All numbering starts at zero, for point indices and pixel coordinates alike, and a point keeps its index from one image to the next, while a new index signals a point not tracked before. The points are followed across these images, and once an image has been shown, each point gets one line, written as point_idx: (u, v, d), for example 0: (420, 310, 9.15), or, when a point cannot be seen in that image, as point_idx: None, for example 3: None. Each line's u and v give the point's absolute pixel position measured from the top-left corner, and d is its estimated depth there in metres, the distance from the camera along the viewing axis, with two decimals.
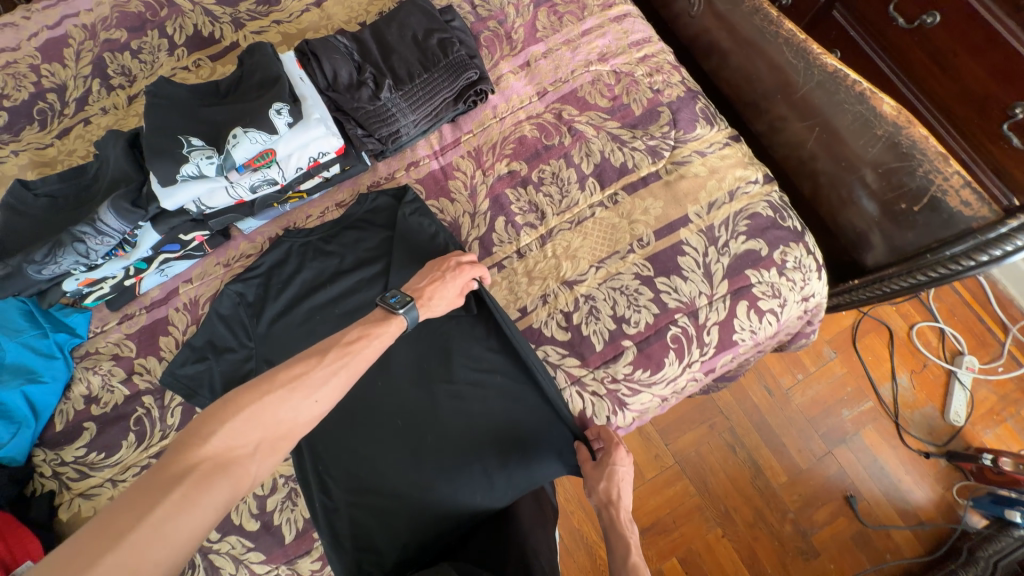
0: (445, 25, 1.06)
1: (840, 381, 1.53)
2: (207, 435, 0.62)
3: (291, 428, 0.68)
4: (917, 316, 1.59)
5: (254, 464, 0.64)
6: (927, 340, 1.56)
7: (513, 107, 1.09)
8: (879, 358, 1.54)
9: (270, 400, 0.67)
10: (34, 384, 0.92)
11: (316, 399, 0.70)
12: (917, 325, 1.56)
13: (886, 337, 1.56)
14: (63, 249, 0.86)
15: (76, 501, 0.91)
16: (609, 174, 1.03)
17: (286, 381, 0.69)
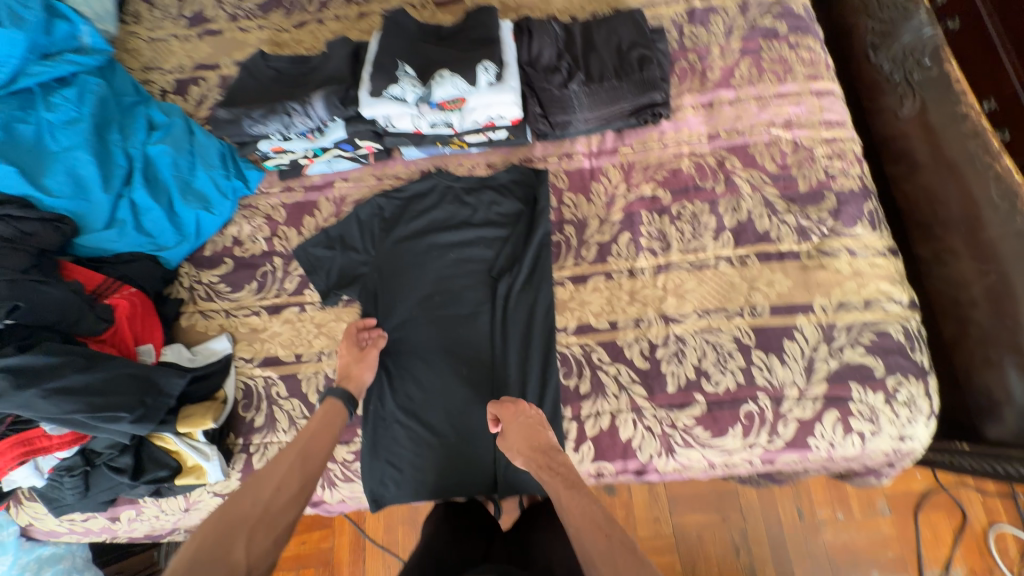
0: (650, 43, 1.11)
1: (883, 541, 1.35)
2: (190, 547, 0.68)
3: (268, 511, 0.73)
4: (1005, 517, 1.35)
5: (245, 546, 0.68)
6: (1006, 547, 1.32)
7: (681, 138, 1.11)
8: (937, 539, 1.34)
9: (231, 505, 0.73)
10: (205, 212, 1.10)
11: (279, 488, 0.77)
12: (998, 527, 1.33)
13: (956, 524, 1.35)
14: (274, 116, 1.01)
15: (195, 315, 1.08)
16: (746, 235, 1.02)
17: (246, 487, 0.75)
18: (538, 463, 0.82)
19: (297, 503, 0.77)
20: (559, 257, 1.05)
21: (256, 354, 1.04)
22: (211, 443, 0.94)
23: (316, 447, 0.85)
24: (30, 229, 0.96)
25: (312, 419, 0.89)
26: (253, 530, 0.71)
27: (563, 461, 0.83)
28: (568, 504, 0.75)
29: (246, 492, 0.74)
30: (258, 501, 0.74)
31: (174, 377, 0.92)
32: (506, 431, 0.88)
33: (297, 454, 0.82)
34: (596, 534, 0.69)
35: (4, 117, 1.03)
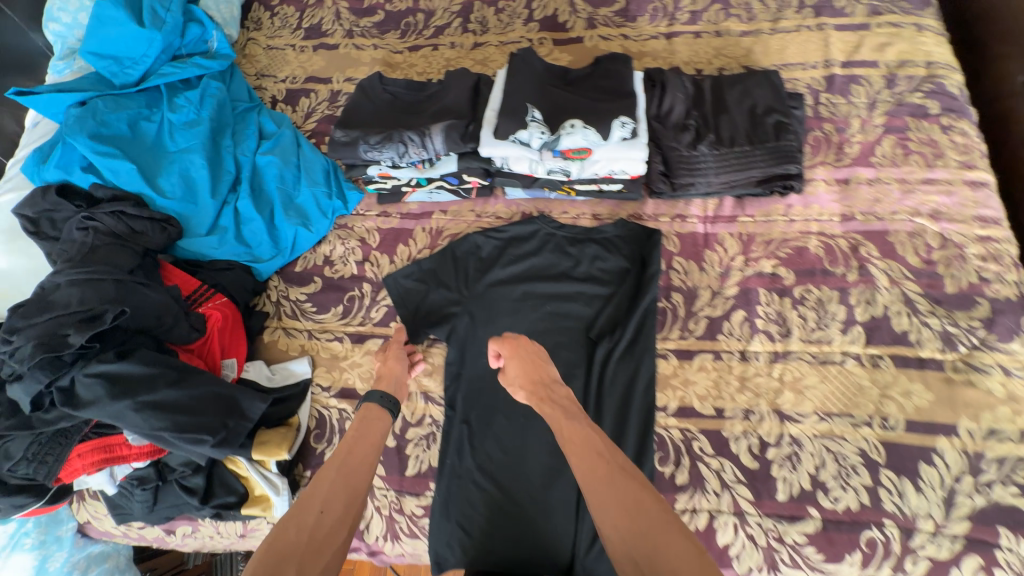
0: (788, 110, 1.03)
1: None
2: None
3: (318, 538, 0.65)
4: None
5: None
6: None
7: (809, 214, 1.03)
8: None
9: (278, 533, 0.65)
10: (303, 229, 1.08)
11: (326, 510, 0.68)
12: None
13: None
14: (389, 144, 0.99)
15: (278, 331, 1.05)
16: (880, 334, 0.92)
17: (291, 510, 0.68)
18: (537, 395, 0.83)
19: (349, 527, 0.69)
20: (663, 327, 0.98)
21: (334, 383, 1.00)
22: (281, 475, 0.90)
23: (359, 458, 0.77)
24: (140, 228, 0.96)
25: (349, 429, 0.82)
26: (303, 559, 0.63)
27: (564, 393, 0.83)
28: (567, 432, 0.76)
29: (291, 517, 0.66)
30: (304, 527, 0.66)
31: (256, 400, 0.89)
32: (506, 365, 0.89)
33: (338, 468, 0.74)
34: (590, 455, 0.71)
35: (131, 114, 1.05)
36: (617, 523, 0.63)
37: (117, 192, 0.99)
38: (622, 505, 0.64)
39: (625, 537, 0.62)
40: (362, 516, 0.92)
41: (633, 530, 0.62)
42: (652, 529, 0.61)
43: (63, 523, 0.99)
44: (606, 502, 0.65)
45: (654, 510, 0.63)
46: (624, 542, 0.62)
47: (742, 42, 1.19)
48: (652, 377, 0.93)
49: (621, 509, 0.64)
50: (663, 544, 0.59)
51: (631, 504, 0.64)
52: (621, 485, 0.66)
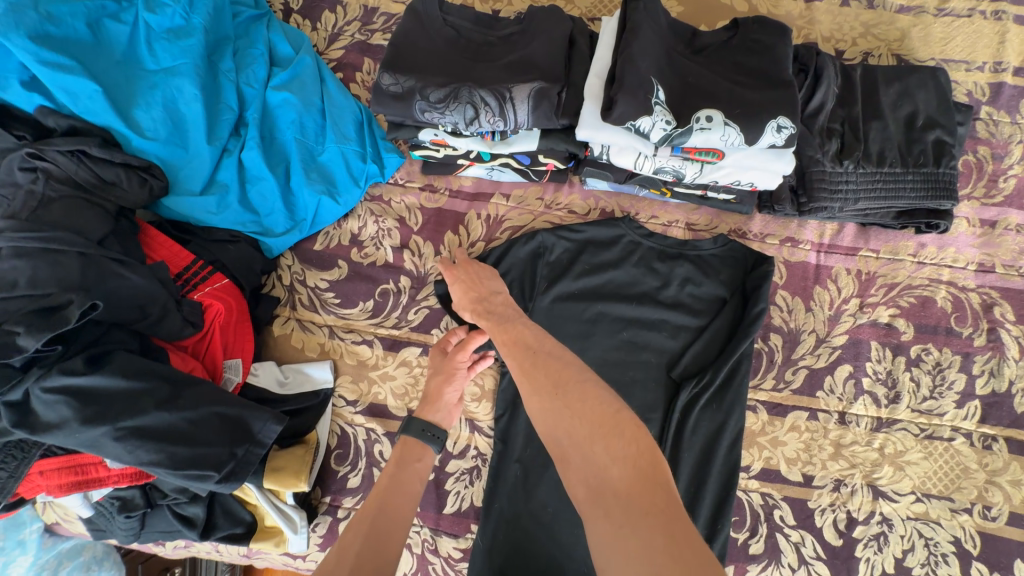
0: (953, 126, 0.83)
1: None
2: None
3: None
4: None
5: None
6: None
7: (942, 259, 0.87)
8: None
9: None
10: (328, 199, 0.85)
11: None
12: None
13: None
14: (456, 104, 0.74)
15: (292, 324, 0.86)
16: (999, 412, 0.81)
17: None
18: (477, 309, 0.74)
19: None
20: (756, 373, 0.84)
21: (361, 398, 0.83)
22: (298, 507, 0.76)
23: (393, 515, 0.60)
24: (111, 177, 0.72)
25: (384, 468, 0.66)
26: None
27: (502, 303, 0.74)
28: (501, 337, 0.68)
29: None
30: None
31: (270, 422, 0.71)
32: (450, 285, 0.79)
33: (368, 533, 0.56)
34: (517, 353, 0.64)
35: (91, 6, 0.75)
36: (540, 410, 0.57)
37: (76, 123, 0.73)
38: (544, 389, 0.57)
39: (551, 422, 0.56)
40: None
41: (558, 414, 0.55)
42: (574, 399, 0.55)
43: (25, 525, 0.84)
44: (530, 393, 0.59)
45: (579, 385, 0.56)
46: (546, 425, 0.56)
47: (898, 21, 0.94)
48: (738, 434, 0.80)
49: (543, 392, 0.58)
50: (584, 419, 0.53)
51: (551, 384, 0.58)
52: (542, 372, 0.59)
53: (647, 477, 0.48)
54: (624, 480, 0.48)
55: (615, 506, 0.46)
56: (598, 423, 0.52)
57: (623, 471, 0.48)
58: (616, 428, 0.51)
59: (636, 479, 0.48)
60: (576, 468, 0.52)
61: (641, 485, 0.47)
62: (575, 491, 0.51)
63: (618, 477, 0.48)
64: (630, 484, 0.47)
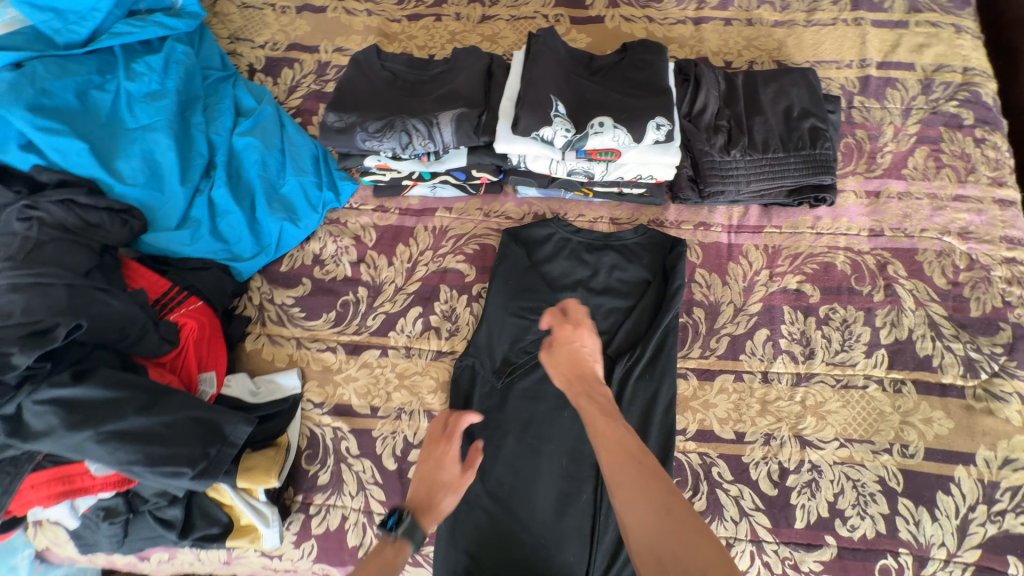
0: (825, 114, 0.96)
1: None
2: None
3: None
4: None
5: None
6: None
7: (837, 228, 0.98)
8: None
9: None
10: (289, 224, 0.96)
11: None
12: None
13: None
14: (392, 132, 0.87)
15: (262, 339, 0.95)
16: (904, 358, 0.89)
17: None
18: (575, 387, 0.77)
19: None
20: (684, 344, 0.93)
21: (327, 399, 0.91)
22: (270, 503, 0.81)
23: None
24: (97, 220, 0.83)
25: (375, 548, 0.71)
26: None
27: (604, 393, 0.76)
28: (601, 430, 0.70)
29: None
30: None
31: (240, 424, 0.79)
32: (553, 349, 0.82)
33: None
34: (623, 454, 0.65)
35: (79, 80, 0.89)
36: (645, 524, 0.59)
37: (65, 176, 0.84)
38: (652, 504, 0.60)
39: (651, 537, 0.58)
40: (359, 544, 0.85)
41: (666, 536, 0.57)
42: (679, 524, 0.58)
43: (17, 550, 0.88)
44: (631, 501, 0.61)
45: (685, 512, 0.59)
46: (642, 537, 0.58)
47: (774, 33, 1.09)
48: (669, 398, 0.88)
49: (649, 508, 0.60)
50: (691, 548, 0.55)
51: (663, 504, 0.60)
52: (653, 486, 0.62)
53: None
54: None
55: None
56: (707, 557, 0.55)
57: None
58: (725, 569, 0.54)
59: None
60: None
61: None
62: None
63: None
64: None
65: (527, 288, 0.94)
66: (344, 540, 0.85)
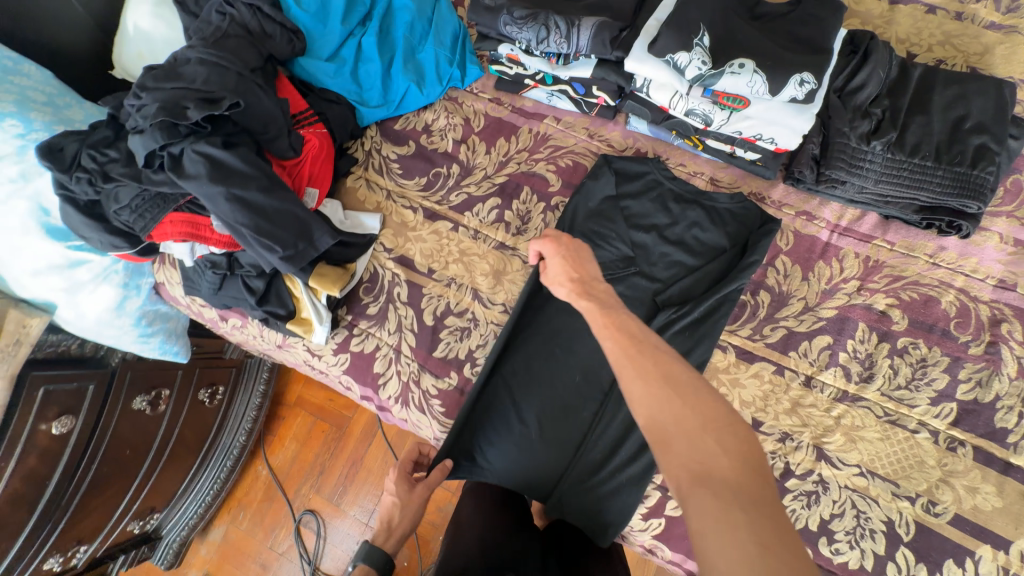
0: (1004, 136, 0.83)
1: None
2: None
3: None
4: None
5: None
6: None
7: (960, 266, 0.87)
8: None
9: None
10: (414, 88, 1.05)
11: None
12: None
13: None
14: (533, 23, 0.89)
15: (361, 181, 1.07)
16: (974, 421, 0.81)
17: None
18: (570, 285, 0.75)
19: None
20: (735, 319, 0.90)
21: (396, 248, 1.02)
22: (327, 308, 0.96)
23: None
24: (270, 30, 0.96)
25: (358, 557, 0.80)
26: None
27: (604, 289, 0.74)
28: (601, 317, 0.67)
29: None
30: None
31: (326, 236, 0.91)
32: (548, 265, 0.80)
33: None
34: (624, 337, 0.62)
35: None
36: (647, 394, 0.56)
37: None
38: (651, 376, 0.56)
39: (654, 406, 0.55)
40: (382, 373, 0.97)
41: (666, 400, 0.54)
42: (683, 388, 0.55)
43: (144, 275, 1.14)
44: (632, 376, 0.58)
45: (688, 377, 0.56)
46: (646, 409, 0.55)
47: (984, 36, 0.94)
48: (699, 361, 0.88)
49: (648, 374, 0.57)
50: (696, 409, 0.53)
51: (662, 372, 0.57)
52: (647, 357, 0.59)
53: (754, 472, 0.49)
54: (731, 472, 0.49)
55: (728, 496, 0.47)
56: (709, 417, 0.52)
57: (732, 462, 0.49)
58: (731, 425, 0.52)
59: (742, 470, 0.49)
60: (682, 457, 0.51)
61: (748, 477, 0.48)
62: (674, 477, 0.51)
63: (727, 468, 0.49)
64: (739, 475, 0.48)
65: (602, 216, 0.96)
66: (371, 364, 0.98)
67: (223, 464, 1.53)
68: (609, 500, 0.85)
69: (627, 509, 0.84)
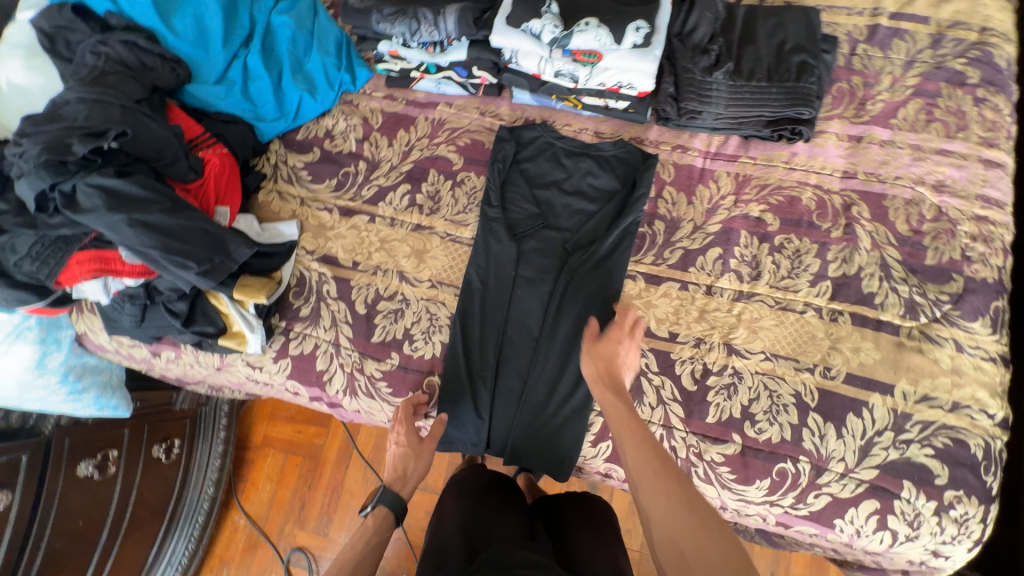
0: (818, 51, 0.98)
1: None
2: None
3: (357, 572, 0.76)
4: None
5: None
6: None
7: (811, 166, 1.01)
8: None
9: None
10: (308, 96, 1.10)
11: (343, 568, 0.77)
12: None
13: None
14: (403, 18, 0.98)
15: (272, 193, 1.10)
16: (847, 291, 0.93)
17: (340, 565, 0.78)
18: (601, 384, 0.83)
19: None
20: (639, 250, 0.99)
21: (317, 249, 1.05)
22: (258, 315, 0.97)
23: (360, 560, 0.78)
24: (150, 63, 0.98)
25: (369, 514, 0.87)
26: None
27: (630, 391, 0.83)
28: (627, 429, 0.77)
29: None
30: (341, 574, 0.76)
31: (243, 246, 0.94)
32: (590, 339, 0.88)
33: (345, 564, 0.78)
34: (646, 449, 0.73)
35: None
36: (668, 518, 0.66)
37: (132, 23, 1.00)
38: (676, 503, 0.66)
39: (674, 531, 0.65)
40: (325, 370, 1.00)
41: (687, 527, 0.64)
42: (700, 518, 0.64)
43: (62, 328, 1.11)
44: (657, 498, 0.68)
45: (706, 507, 0.66)
46: (667, 532, 0.65)
47: None
48: (613, 291, 0.97)
49: (672, 501, 0.67)
50: (712, 540, 0.62)
51: (686, 501, 0.66)
52: (673, 481, 0.69)
53: None
54: None
55: None
56: (724, 546, 0.62)
57: None
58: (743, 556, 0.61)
59: None
60: None
61: None
62: None
63: None
64: None
65: (506, 181, 1.05)
66: (313, 364, 1.00)
67: (193, 522, 1.46)
68: (559, 437, 0.93)
69: (574, 440, 0.92)
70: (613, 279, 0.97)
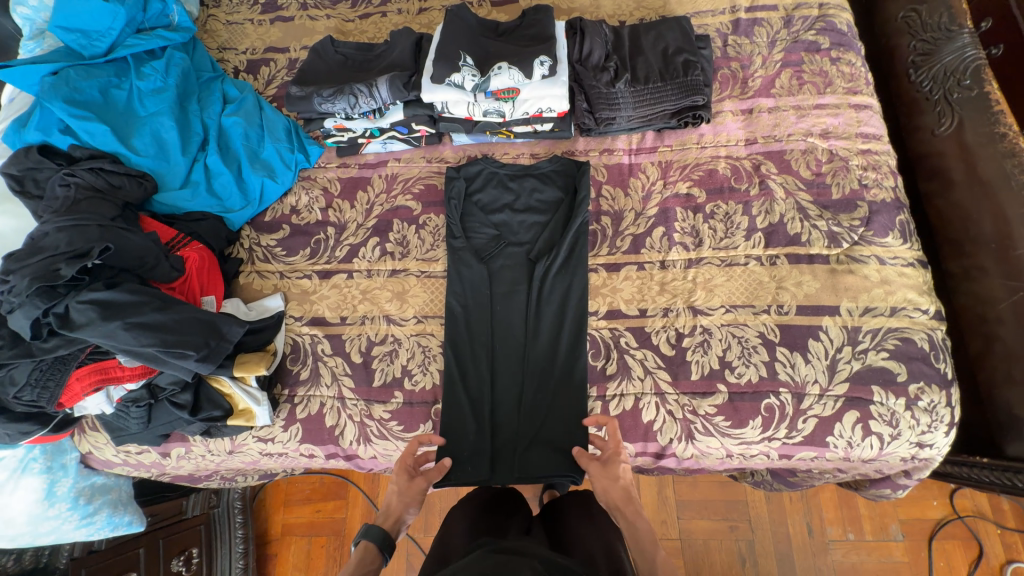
0: (695, 49, 1.16)
1: (872, 546, 1.38)
2: None
3: None
4: (987, 531, 1.37)
5: None
6: (956, 552, 1.35)
7: (718, 141, 1.16)
8: (915, 542, 1.37)
9: None
10: (269, 181, 1.20)
11: None
12: (962, 520, 1.37)
13: (930, 525, 1.38)
14: (341, 95, 1.10)
15: (252, 274, 1.17)
16: (778, 237, 1.06)
17: None
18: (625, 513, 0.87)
19: None
20: (594, 245, 1.11)
21: (305, 314, 1.12)
22: (261, 389, 1.02)
23: None
24: (118, 182, 1.06)
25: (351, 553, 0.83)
26: None
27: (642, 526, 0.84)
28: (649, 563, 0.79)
29: None
30: None
31: (235, 325, 1.00)
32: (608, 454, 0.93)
33: None
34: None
35: (101, 82, 1.15)
36: None
37: (95, 152, 1.09)
38: None
39: None
40: (336, 424, 1.04)
41: None
42: None
43: (66, 452, 1.11)
44: None
45: None
46: None
47: None
48: (580, 287, 1.07)
49: None
50: None
51: None
52: None
53: None
54: None
55: None
56: None
57: None
58: None
59: None
60: None
61: None
62: None
63: None
64: None
65: (464, 213, 1.15)
66: (323, 422, 1.04)
67: None
68: (565, 429, 1.01)
69: (578, 427, 1.00)
70: (577, 277, 1.08)
